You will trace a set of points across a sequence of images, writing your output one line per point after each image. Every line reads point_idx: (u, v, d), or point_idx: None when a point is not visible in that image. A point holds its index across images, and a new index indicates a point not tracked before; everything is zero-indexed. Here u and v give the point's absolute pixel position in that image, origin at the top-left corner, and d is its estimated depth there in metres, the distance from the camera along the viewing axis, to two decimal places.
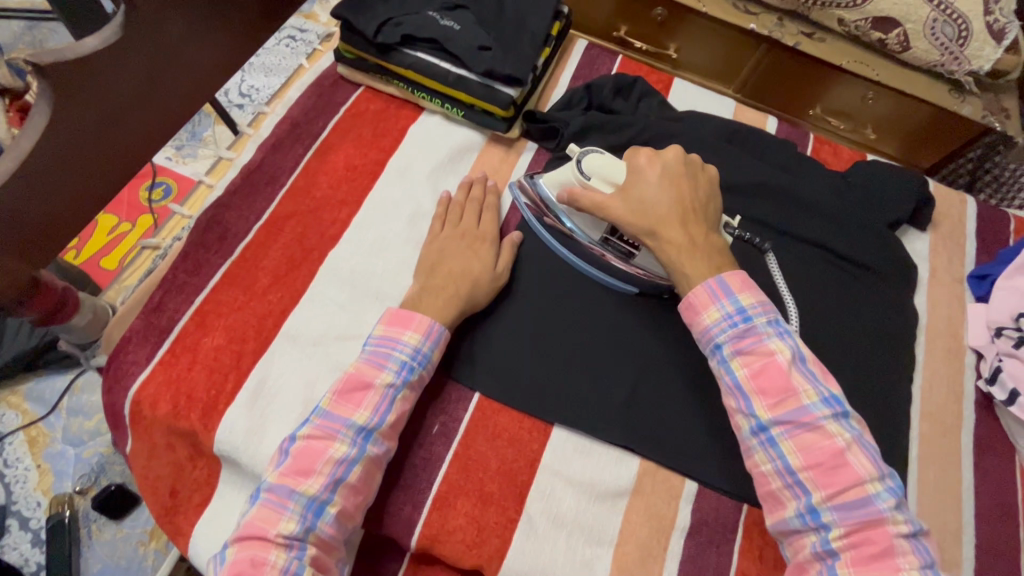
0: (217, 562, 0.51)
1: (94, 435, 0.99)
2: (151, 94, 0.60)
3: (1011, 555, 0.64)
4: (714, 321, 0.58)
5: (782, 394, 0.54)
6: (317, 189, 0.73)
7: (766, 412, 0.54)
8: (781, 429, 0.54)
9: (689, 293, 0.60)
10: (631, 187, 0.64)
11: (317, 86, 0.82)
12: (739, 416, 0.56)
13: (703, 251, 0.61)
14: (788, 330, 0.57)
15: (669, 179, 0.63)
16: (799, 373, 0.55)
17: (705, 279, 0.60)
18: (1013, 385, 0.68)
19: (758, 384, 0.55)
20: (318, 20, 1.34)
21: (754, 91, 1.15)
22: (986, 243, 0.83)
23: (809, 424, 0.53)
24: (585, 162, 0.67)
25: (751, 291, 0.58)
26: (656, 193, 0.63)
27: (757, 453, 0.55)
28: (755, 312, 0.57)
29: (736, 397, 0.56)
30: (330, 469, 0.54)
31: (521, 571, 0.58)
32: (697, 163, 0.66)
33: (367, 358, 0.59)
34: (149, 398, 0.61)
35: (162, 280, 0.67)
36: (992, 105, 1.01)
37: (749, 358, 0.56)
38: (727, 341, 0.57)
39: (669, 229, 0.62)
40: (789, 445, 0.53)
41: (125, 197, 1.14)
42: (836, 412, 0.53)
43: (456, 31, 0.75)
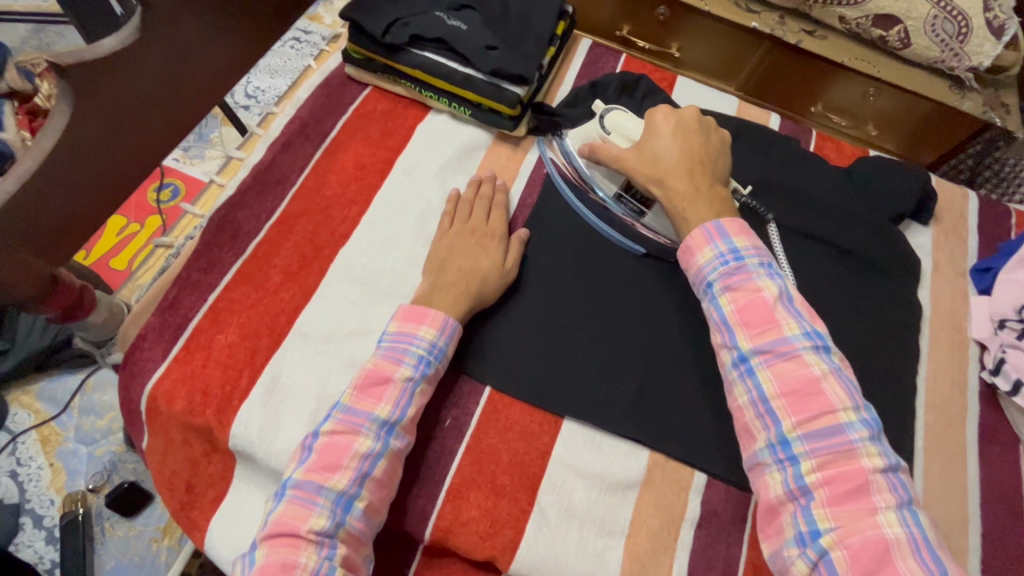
0: (246, 565, 0.52)
1: (106, 433, 1.00)
2: (168, 95, 0.61)
3: (1017, 543, 0.65)
4: (707, 261, 0.61)
5: (764, 327, 0.56)
6: (327, 187, 0.74)
7: (748, 343, 0.56)
8: (761, 359, 0.55)
9: (687, 236, 0.63)
10: (646, 142, 0.68)
11: (325, 86, 0.83)
12: (724, 350, 0.58)
13: (706, 197, 0.64)
14: (777, 271, 0.59)
15: (681, 134, 0.67)
16: (784, 309, 0.57)
17: (703, 224, 0.62)
18: (1017, 375, 0.69)
19: (743, 317, 0.57)
20: (322, 23, 1.35)
21: (756, 89, 1.16)
22: (988, 236, 0.84)
23: (789, 354, 0.55)
24: (608, 119, 0.73)
25: (746, 234, 0.61)
26: (667, 144, 0.67)
27: (736, 385, 0.57)
28: (746, 253, 0.60)
29: (721, 331, 0.58)
30: (357, 463, 0.54)
31: (534, 561, 0.58)
32: (711, 124, 0.69)
33: (385, 354, 0.60)
34: (164, 394, 0.62)
35: (176, 278, 0.68)
36: (992, 100, 1.02)
37: (736, 294, 0.58)
38: (718, 278, 0.60)
39: (676, 178, 0.66)
40: (767, 374, 0.55)
41: (134, 198, 1.15)
42: (817, 346, 0.55)
43: (463, 31, 0.76)
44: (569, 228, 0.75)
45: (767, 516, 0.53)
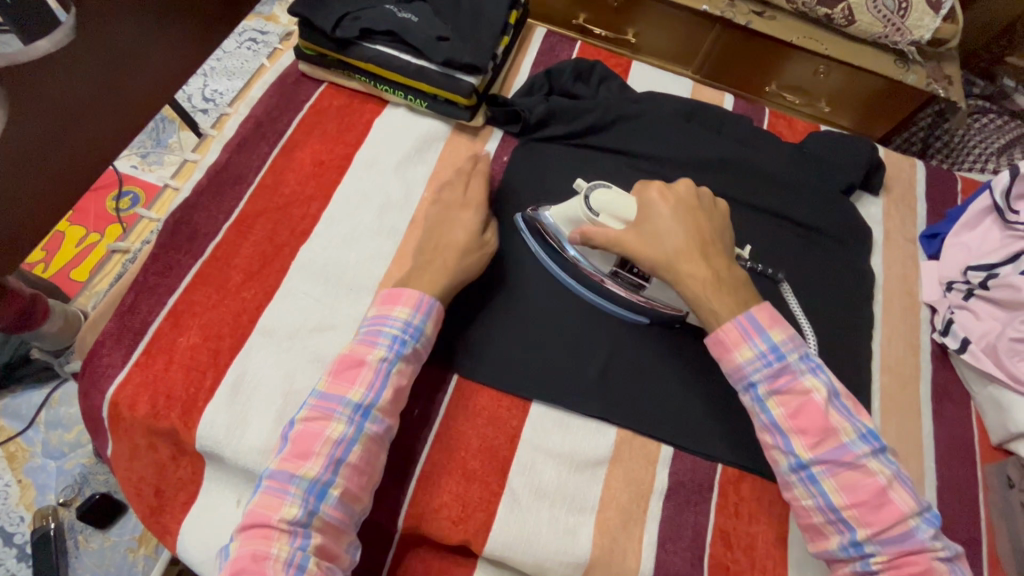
0: (224, 558, 0.52)
1: (74, 446, 0.98)
2: (112, 99, 0.60)
3: (971, 494, 0.67)
4: (747, 360, 0.57)
5: (821, 434, 0.54)
6: (286, 185, 0.74)
7: (806, 451, 0.54)
8: (823, 467, 0.53)
9: (719, 328, 0.58)
10: (644, 224, 0.62)
11: (279, 84, 0.82)
12: (777, 452, 0.56)
13: (727, 285, 0.60)
14: (820, 364, 0.57)
15: (686, 211, 0.63)
16: (836, 412, 0.55)
17: (735, 316, 0.58)
18: (964, 334, 0.72)
19: (796, 423, 0.55)
20: (279, 22, 1.34)
21: (712, 71, 1.18)
22: (936, 203, 0.87)
23: (850, 462, 0.53)
24: (592, 198, 0.65)
25: (780, 325, 0.58)
26: (673, 226, 0.61)
27: (797, 488, 0.55)
28: (787, 349, 0.57)
29: (773, 435, 0.56)
30: (329, 449, 0.55)
31: (505, 541, 0.59)
32: (708, 197, 0.65)
33: (361, 338, 0.61)
34: (127, 399, 0.61)
35: (133, 282, 0.67)
36: (936, 73, 1.05)
37: (785, 398, 0.56)
38: (761, 379, 0.57)
39: (690, 262, 0.60)
40: (831, 483, 0.53)
41: (90, 206, 1.13)
42: (875, 448, 0.54)
43: (413, 23, 0.76)
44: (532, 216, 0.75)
45: None
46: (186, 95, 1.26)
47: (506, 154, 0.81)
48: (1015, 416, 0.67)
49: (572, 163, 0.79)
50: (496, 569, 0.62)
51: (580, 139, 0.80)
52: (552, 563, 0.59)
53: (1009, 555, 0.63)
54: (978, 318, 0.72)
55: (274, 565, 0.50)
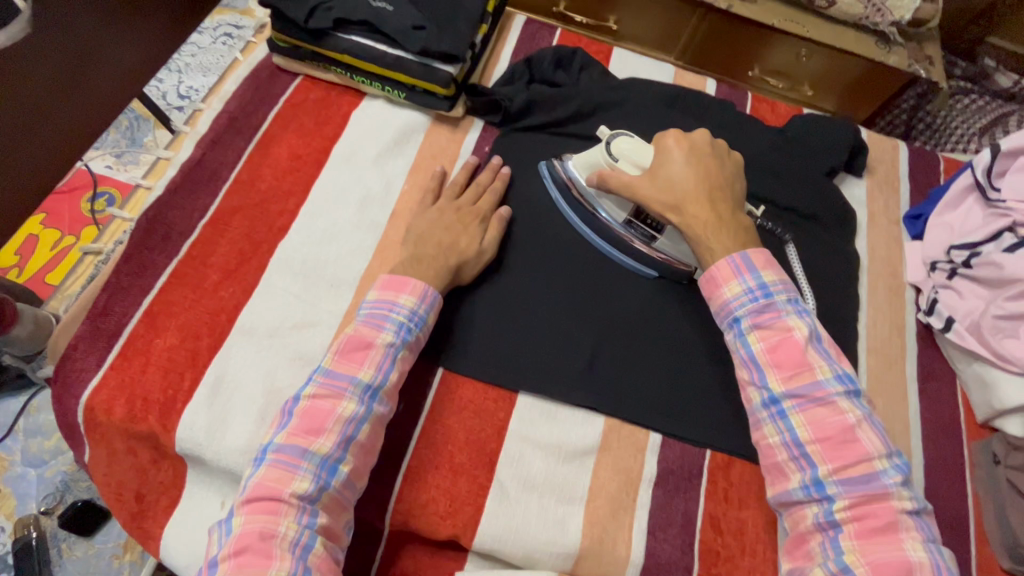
0: (224, 534, 0.51)
1: (55, 454, 0.97)
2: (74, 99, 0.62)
3: (958, 471, 0.68)
4: (734, 295, 0.60)
5: (798, 369, 0.56)
6: (262, 180, 0.72)
7: (780, 385, 0.56)
8: (794, 402, 0.55)
9: (712, 266, 0.61)
10: (659, 168, 0.65)
11: (253, 77, 0.80)
12: (752, 389, 0.58)
13: (729, 227, 0.63)
14: (806, 309, 0.59)
15: (696, 158, 0.65)
16: (815, 351, 0.57)
17: (729, 254, 0.61)
18: (949, 313, 0.72)
19: (775, 357, 0.57)
20: (254, 16, 1.31)
21: (695, 57, 1.17)
22: (919, 184, 0.87)
23: (821, 398, 0.55)
24: (614, 145, 0.68)
25: (772, 269, 0.60)
26: (683, 171, 0.65)
27: (766, 425, 0.56)
28: (775, 289, 0.59)
29: (750, 370, 0.58)
30: (340, 427, 0.54)
31: (495, 534, 0.59)
32: (724, 147, 0.68)
33: (365, 320, 0.60)
34: (103, 403, 0.60)
35: (105, 284, 0.65)
36: (917, 54, 1.05)
37: (767, 333, 0.58)
38: (746, 315, 0.59)
39: (695, 205, 0.63)
40: (799, 418, 0.55)
41: (65, 209, 1.11)
42: (849, 391, 0.55)
43: (388, 12, 0.74)
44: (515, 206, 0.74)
45: (795, 541, 0.54)
46: (160, 92, 1.23)
47: (488, 144, 0.80)
48: (1000, 393, 0.67)
49: (554, 152, 0.78)
50: (486, 562, 0.61)
51: (562, 128, 0.79)
52: (541, 554, 0.59)
53: (996, 531, 0.64)
54: (962, 297, 0.72)
55: (281, 544, 0.49)
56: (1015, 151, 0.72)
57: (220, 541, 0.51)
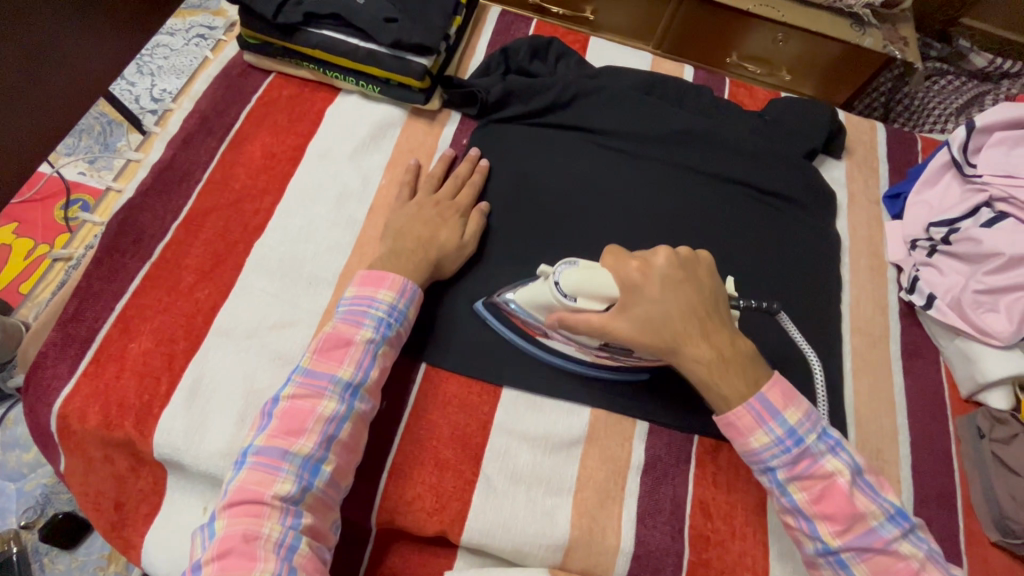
0: (206, 538, 0.49)
1: (34, 467, 0.95)
2: (41, 86, 0.69)
3: (944, 447, 0.68)
4: (764, 446, 0.54)
5: (849, 519, 0.52)
6: (235, 180, 0.71)
7: (834, 538, 0.52)
8: (852, 552, 0.52)
9: (729, 412, 0.55)
10: (631, 306, 0.55)
11: (224, 76, 0.79)
12: (803, 537, 0.54)
13: (734, 363, 0.55)
14: (840, 441, 0.55)
15: (672, 286, 0.56)
16: (861, 493, 0.53)
17: (746, 399, 0.55)
18: (930, 290, 0.72)
19: (822, 509, 0.52)
20: (226, 16, 1.30)
21: (672, 46, 1.17)
22: (897, 164, 0.87)
23: (882, 548, 0.51)
24: (562, 281, 0.57)
25: (794, 403, 0.55)
26: (664, 308, 0.55)
27: (826, 571, 0.53)
28: (805, 431, 0.54)
29: (796, 519, 0.54)
30: (322, 426, 0.53)
31: (483, 528, 0.58)
32: (690, 256, 0.58)
33: (343, 317, 0.59)
34: (76, 411, 0.58)
35: (76, 289, 0.64)
36: (892, 35, 1.06)
37: (807, 482, 0.53)
38: (780, 465, 0.54)
39: (690, 344, 0.55)
40: (863, 569, 0.51)
41: (37, 217, 1.09)
42: (904, 529, 0.52)
43: (359, 5, 0.74)
44: (495, 199, 0.73)
45: None
46: (132, 95, 1.21)
47: (465, 137, 0.79)
48: (983, 367, 0.68)
49: (532, 142, 0.77)
50: (476, 558, 0.61)
51: (540, 119, 0.79)
52: (531, 547, 0.58)
53: (982, 504, 0.64)
54: (942, 274, 0.72)
55: (265, 545, 0.48)
56: (989, 128, 0.74)
57: (203, 545, 0.49)
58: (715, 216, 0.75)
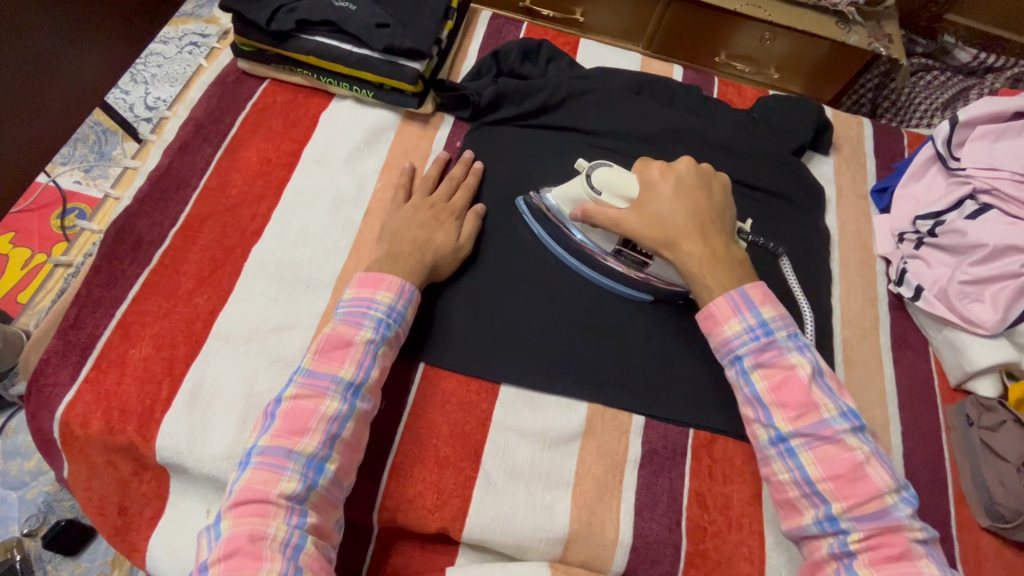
0: (212, 539, 0.50)
1: (36, 475, 0.95)
2: (37, 94, 0.70)
3: (935, 436, 0.69)
4: (735, 333, 0.59)
5: (803, 407, 0.55)
6: (232, 186, 0.72)
7: (786, 424, 0.55)
8: (801, 440, 0.54)
9: (710, 302, 0.61)
10: (646, 203, 0.64)
11: (219, 83, 0.80)
12: (758, 426, 0.57)
13: (723, 263, 0.62)
14: (807, 343, 0.58)
15: (684, 190, 0.64)
16: (818, 389, 0.56)
17: (728, 291, 0.60)
18: (917, 282, 0.73)
19: (779, 396, 0.56)
20: (219, 23, 1.31)
21: (662, 46, 1.19)
22: (884, 159, 0.89)
23: (829, 437, 0.54)
24: (594, 176, 0.67)
25: (771, 303, 0.59)
26: (673, 206, 0.64)
27: (775, 462, 0.56)
28: (776, 325, 0.58)
29: (755, 407, 0.57)
30: (324, 426, 0.54)
31: (483, 524, 0.59)
32: (709, 172, 0.67)
33: (343, 318, 0.60)
34: (78, 417, 0.59)
35: (75, 296, 0.64)
36: (876, 33, 1.08)
37: (770, 371, 0.57)
38: (748, 352, 0.58)
39: (687, 239, 0.62)
40: (809, 456, 0.54)
41: (34, 227, 1.10)
42: (855, 426, 0.54)
43: (352, 11, 0.75)
44: (489, 199, 0.74)
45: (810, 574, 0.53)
46: (127, 103, 1.22)
47: (459, 139, 0.80)
48: (970, 356, 0.69)
49: (525, 143, 0.78)
50: (477, 554, 0.61)
51: (532, 120, 0.80)
52: (531, 541, 0.59)
53: (972, 490, 0.65)
54: (930, 266, 0.74)
55: (271, 545, 0.48)
56: (972, 122, 0.76)
57: (208, 546, 0.50)
58: None
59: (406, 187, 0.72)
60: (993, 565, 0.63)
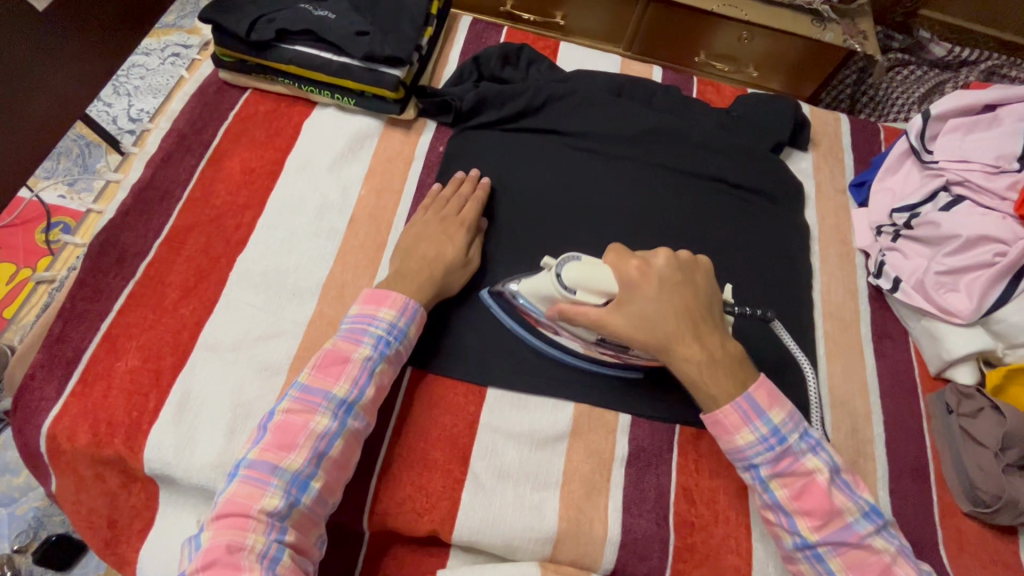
0: (193, 549, 0.51)
1: (25, 490, 0.94)
2: (15, 108, 0.70)
3: (916, 425, 0.70)
4: (748, 442, 0.56)
5: (827, 516, 0.54)
6: (216, 197, 0.72)
7: (812, 532, 0.54)
8: (828, 546, 0.54)
9: (717, 411, 0.57)
10: (629, 303, 0.58)
11: (200, 94, 0.80)
12: (782, 531, 0.56)
13: (724, 366, 0.58)
14: (820, 441, 0.57)
15: (668, 287, 0.59)
16: (838, 491, 0.55)
17: (734, 399, 0.57)
18: (895, 274, 0.74)
19: (801, 505, 0.55)
20: (201, 34, 1.32)
21: (642, 48, 1.20)
22: (862, 153, 0.90)
23: (857, 542, 0.53)
24: (564, 275, 0.59)
25: (778, 404, 0.57)
26: (659, 307, 0.58)
27: (802, 563, 0.55)
28: (787, 430, 0.56)
29: (777, 514, 0.56)
30: (312, 443, 0.54)
31: (472, 526, 0.59)
32: (688, 259, 0.62)
33: (345, 335, 0.60)
34: (65, 430, 0.59)
35: (60, 310, 0.65)
36: (851, 29, 1.10)
37: (788, 479, 0.56)
38: (763, 462, 0.56)
39: (683, 344, 0.58)
40: (838, 562, 0.54)
41: (18, 242, 1.09)
42: (878, 525, 0.55)
43: (331, 20, 0.76)
44: None
45: None
46: (110, 116, 1.22)
47: (442, 144, 0.81)
48: (948, 345, 0.70)
49: (507, 147, 0.79)
50: (467, 555, 0.62)
51: (514, 124, 0.81)
52: (521, 541, 0.60)
53: (953, 476, 0.66)
54: (907, 258, 0.75)
55: (249, 556, 0.49)
56: (944, 116, 0.78)
57: (190, 556, 0.50)
58: (689, 211, 0.77)
59: (421, 205, 0.73)
60: (977, 550, 0.64)
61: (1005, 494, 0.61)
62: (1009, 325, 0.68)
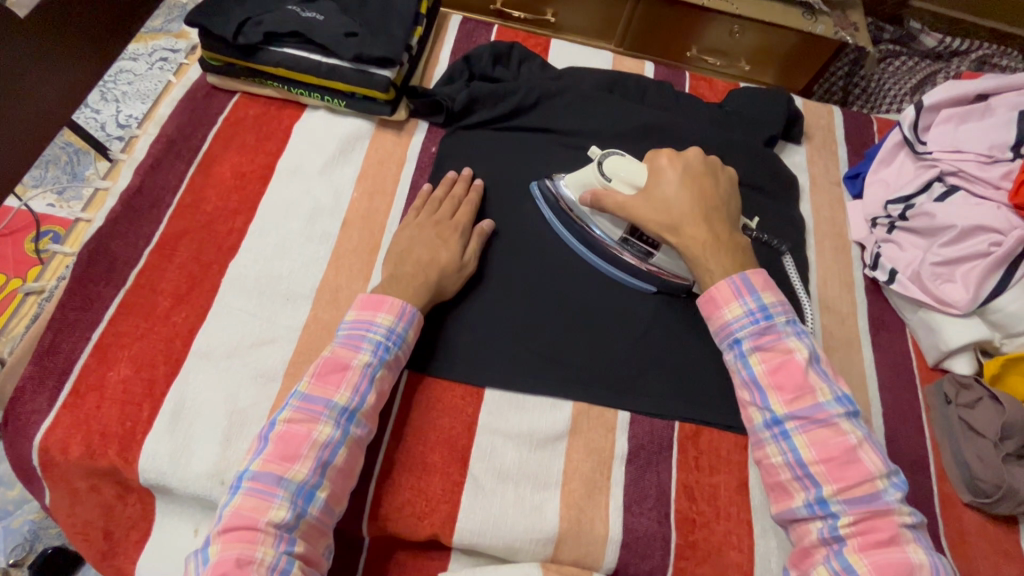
0: (199, 563, 0.50)
1: (20, 503, 0.94)
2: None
3: (915, 417, 0.70)
4: (735, 317, 0.60)
5: (798, 391, 0.56)
6: (206, 203, 0.71)
7: (782, 406, 0.56)
8: (795, 423, 0.55)
9: (711, 287, 0.62)
10: (654, 189, 0.66)
11: (189, 99, 0.80)
12: (754, 409, 0.58)
13: (726, 248, 0.63)
14: (805, 330, 0.60)
15: (691, 178, 0.66)
16: (815, 373, 0.57)
17: (729, 275, 0.62)
18: (892, 265, 0.74)
19: (775, 379, 0.57)
20: (189, 38, 1.31)
21: (634, 44, 1.20)
22: (855, 145, 0.90)
23: (823, 419, 0.55)
24: (607, 164, 0.68)
25: (771, 290, 0.61)
26: (678, 193, 0.66)
27: (769, 444, 0.56)
28: (774, 311, 0.60)
29: (752, 390, 0.58)
30: (317, 452, 0.54)
31: (473, 528, 0.59)
32: (715, 163, 0.69)
33: (343, 342, 0.60)
34: (58, 442, 0.58)
35: (50, 320, 0.64)
36: (842, 21, 1.09)
37: (768, 354, 0.58)
38: (746, 335, 0.60)
39: (693, 225, 0.64)
40: (803, 439, 0.55)
41: (8, 252, 1.08)
42: (849, 411, 0.55)
43: (319, 22, 0.75)
44: None
45: (801, 556, 0.54)
46: (98, 123, 1.21)
47: (434, 145, 0.80)
48: (945, 336, 0.70)
49: (500, 146, 0.79)
50: (468, 558, 0.62)
51: (507, 123, 0.80)
52: (522, 542, 0.59)
53: (953, 466, 0.66)
54: (902, 249, 0.75)
55: (259, 569, 0.48)
56: (937, 106, 0.77)
57: (196, 571, 0.50)
58: None
59: (413, 206, 0.72)
60: (978, 540, 0.64)
61: (1005, 483, 0.61)
62: (1006, 314, 0.68)
